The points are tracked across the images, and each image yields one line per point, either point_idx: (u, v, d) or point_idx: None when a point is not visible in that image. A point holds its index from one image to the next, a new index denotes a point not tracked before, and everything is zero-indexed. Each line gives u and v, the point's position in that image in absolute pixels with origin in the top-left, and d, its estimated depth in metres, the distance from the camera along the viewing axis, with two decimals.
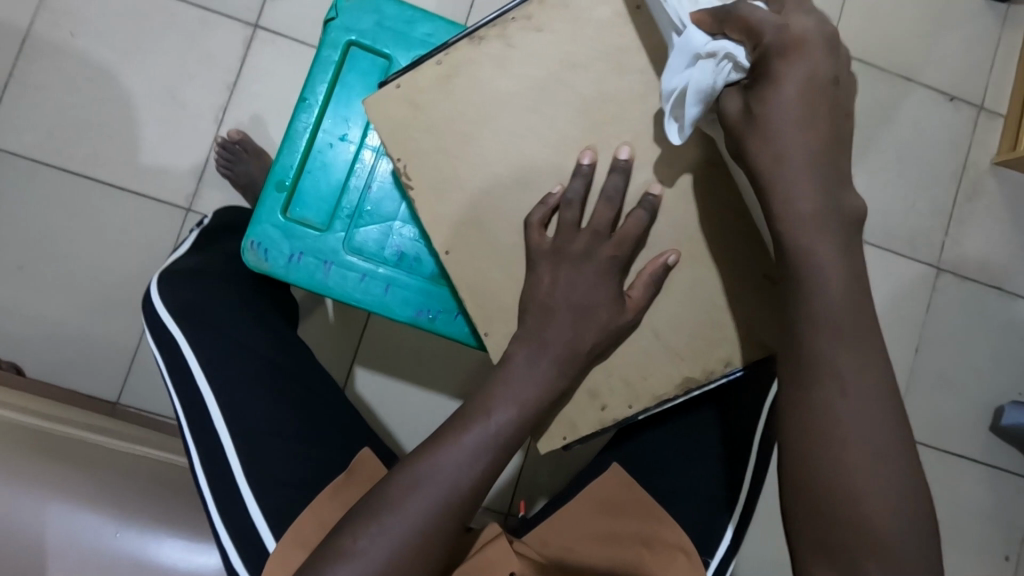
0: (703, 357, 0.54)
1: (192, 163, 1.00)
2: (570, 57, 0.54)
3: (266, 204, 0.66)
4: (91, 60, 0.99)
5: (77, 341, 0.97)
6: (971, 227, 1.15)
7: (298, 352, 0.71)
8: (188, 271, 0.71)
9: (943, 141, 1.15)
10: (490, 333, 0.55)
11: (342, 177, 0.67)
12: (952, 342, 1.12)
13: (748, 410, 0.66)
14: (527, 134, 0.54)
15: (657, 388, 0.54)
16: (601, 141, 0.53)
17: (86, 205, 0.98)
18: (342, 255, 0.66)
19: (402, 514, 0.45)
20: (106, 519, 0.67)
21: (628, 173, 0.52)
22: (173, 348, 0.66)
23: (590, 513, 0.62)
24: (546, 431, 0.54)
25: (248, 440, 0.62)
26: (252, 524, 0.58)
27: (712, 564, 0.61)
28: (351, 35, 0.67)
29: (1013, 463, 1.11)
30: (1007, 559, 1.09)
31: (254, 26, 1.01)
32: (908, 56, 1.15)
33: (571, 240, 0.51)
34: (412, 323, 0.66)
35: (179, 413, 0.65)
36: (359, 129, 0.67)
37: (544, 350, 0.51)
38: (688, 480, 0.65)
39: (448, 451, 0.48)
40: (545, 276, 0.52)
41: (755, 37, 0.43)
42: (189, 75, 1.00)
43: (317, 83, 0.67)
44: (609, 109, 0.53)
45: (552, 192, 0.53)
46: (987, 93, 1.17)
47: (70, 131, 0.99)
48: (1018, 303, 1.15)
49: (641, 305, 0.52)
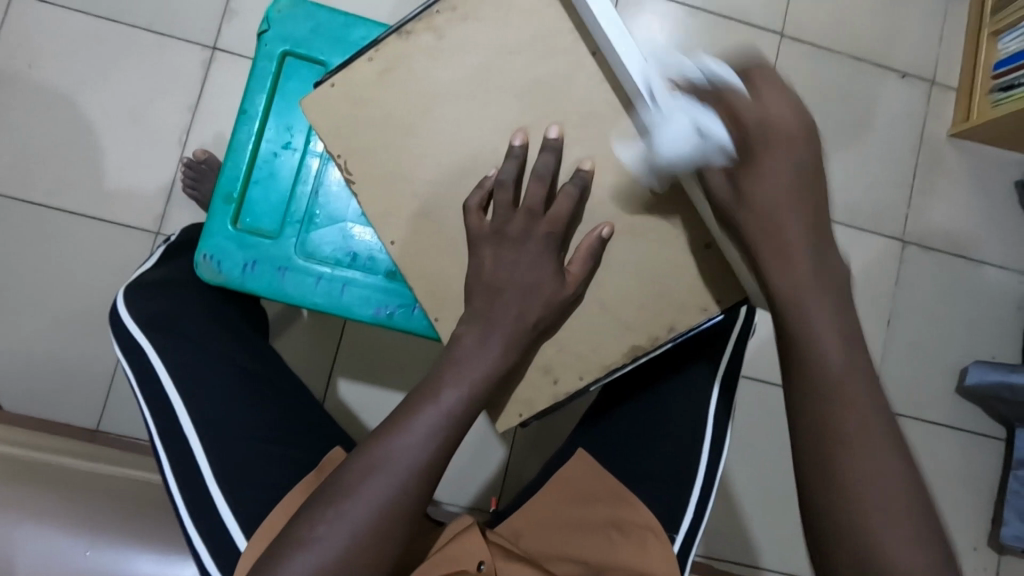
0: (649, 325, 0.55)
1: (158, 184, 1.01)
2: (499, 46, 0.55)
3: (216, 216, 0.67)
4: (53, 92, 1.01)
5: (54, 370, 0.97)
6: (931, 197, 1.17)
7: (264, 360, 0.72)
8: (158, 284, 0.71)
9: (899, 116, 1.18)
10: (440, 318, 0.56)
11: (290, 185, 0.68)
12: (922, 311, 1.14)
13: (691, 378, 0.69)
14: (463, 124, 0.55)
15: (607, 358, 0.55)
16: (532, 124, 0.54)
17: (54, 234, 0.99)
18: (295, 261, 0.67)
19: (358, 499, 0.45)
20: (79, 538, 0.67)
21: (559, 151, 0.53)
22: (143, 361, 0.65)
23: (571, 500, 0.63)
24: (502, 412, 0.55)
25: (217, 448, 0.61)
26: (224, 529, 0.58)
27: (678, 538, 0.61)
28: (286, 44, 0.68)
29: (988, 427, 1.13)
30: (993, 522, 1.10)
31: (212, 47, 1.03)
32: (857, 37, 1.18)
33: (507, 222, 0.52)
34: (371, 321, 0.67)
35: (149, 424, 0.64)
36: (303, 135, 0.69)
37: (491, 330, 0.51)
38: (652, 458, 0.66)
39: (400, 434, 0.47)
40: (486, 258, 0.52)
41: (747, 143, 0.47)
42: (148, 99, 1.01)
43: (256, 95, 0.68)
44: (539, 92, 0.54)
45: (488, 176, 0.54)
46: (939, 67, 1.20)
47: (32, 162, 1.00)
48: (983, 268, 1.17)
49: (582, 278, 0.53)
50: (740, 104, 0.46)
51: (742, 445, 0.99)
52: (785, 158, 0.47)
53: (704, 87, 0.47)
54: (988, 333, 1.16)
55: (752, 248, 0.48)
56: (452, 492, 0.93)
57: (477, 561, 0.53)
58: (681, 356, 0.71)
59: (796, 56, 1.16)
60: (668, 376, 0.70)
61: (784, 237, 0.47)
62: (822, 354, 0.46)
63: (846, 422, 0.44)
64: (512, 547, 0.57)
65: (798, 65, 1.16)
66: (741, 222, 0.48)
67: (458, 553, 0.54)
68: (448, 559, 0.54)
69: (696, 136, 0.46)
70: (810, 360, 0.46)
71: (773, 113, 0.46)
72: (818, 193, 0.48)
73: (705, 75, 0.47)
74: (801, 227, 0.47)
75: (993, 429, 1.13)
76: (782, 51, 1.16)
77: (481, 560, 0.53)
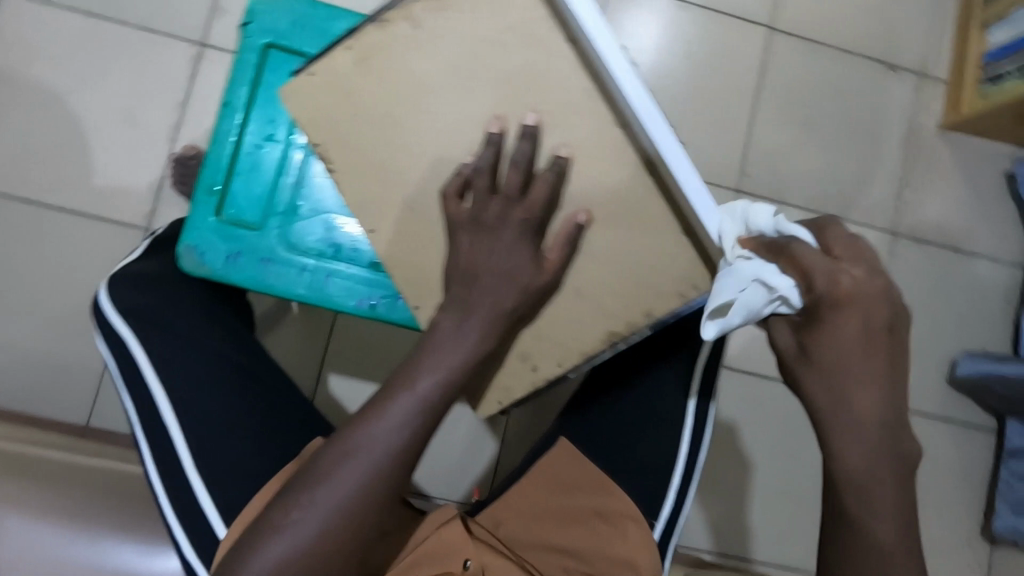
0: (625, 311, 0.55)
1: (146, 180, 1.01)
2: (477, 35, 0.53)
3: (199, 208, 0.67)
4: (41, 89, 1.00)
5: (43, 366, 0.97)
6: (920, 189, 1.18)
7: (248, 350, 0.72)
8: (141, 275, 0.72)
9: (890, 109, 1.18)
10: (420, 306, 0.58)
11: (273, 176, 0.68)
12: (913, 303, 1.15)
13: (676, 368, 0.68)
14: (441, 112, 0.55)
15: (583, 345, 0.56)
16: (510, 112, 0.54)
17: (43, 230, 0.99)
18: (278, 252, 0.67)
19: (334, 484, 0.45)
20: (60, 527, 0.67)
21: (536, 139, 0.52)
22: (125, 351, 0.65)
23: (548, 490, 0.63)
24: (483, 398, 0.59)
25: (197, 437, 0.61)
26: (204, 516, 0.58)
27: (658, 525, 0.62)
28: (268, 36, 0.68)
29: (979, 418, 1.13)
30: (985, 513, 1.11)
31: (201, 44, 1.03)
32: (846, 31, 1.18)
33: (484, 208, 0.52)
34: (354, 312, 0.68)
35: (131, 413, 0.64)
36: (286, 127, 0.69)
37: (468, 316, 0.51)
38: (635, 447, 0.65)
39: (376, 420, 0.47)
40: (463, 244, 0.53)
41: (813, 297, 0.45)
42: (136, 96, 1.01)
43: (238, 86, 0.68)
44: (518, 79, 0.53)
45: (466, 163, 0.54)
46: (929, 60, 1.20)
47: (20, 159, 0.99)
48: (974, 260, 1.17)
49: (559, 264, 0.53)
50: (812, 264, 0.45)
51: (734, 438, 0.99)
52: (858, 323, 0.44)
53: (773, 239, 0.48)
54: (978, 324, 1.16)
55: (816, 413, 0.46)
56: (445, 488, 0.94)
57: (463, 561, 0.54)
58: (667, 344, 0.69)
59: (786, 50, 1.17)
60: (651, 363, 0.69)
61: (849, 408, 0.45)
62: (871, 527, 0.45)
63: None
64: (496, 543, 0.58)
65: (788, 59, 1.17)
66: (804, 379, 0.46)
67: (443, 548, 0.56)
68: (434, 555, 0.55)
69: (766, 290, 0.46)
70: (842, 472, 0.46)
71: (847, 280, 0.44)
72: (896, 350, 0.45)
73: (778, 234, 0.48)
74: (871, 403, 0.45)
75: (984, 420, 1.13)
76: (773, 45, 1.16)
77: (467, 559, 0.55)
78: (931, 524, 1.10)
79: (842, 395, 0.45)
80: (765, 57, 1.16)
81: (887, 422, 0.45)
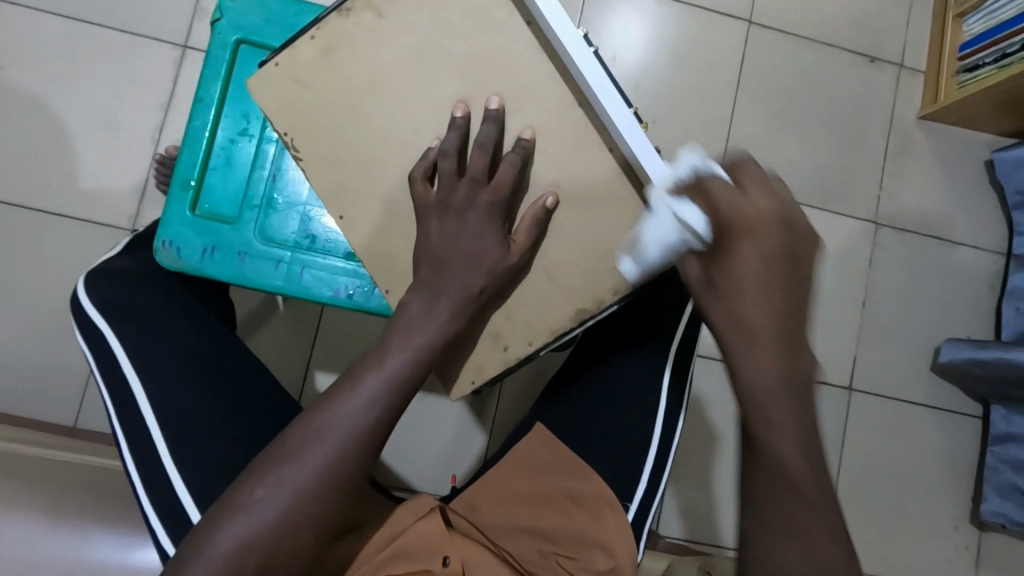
0: (592, 288, 0.56)
1: (130, 182, 1.01)
2: (439, 20, 0.55)
3: (174, 203, 0.67)
4: (24, 93, 1.01)
5: (29, 368, 0.97)
6: (901, 178, 1.19)
7: (226, 344, 0.72)
8: (120, 271, 0.72)
9: (870, 100, 1.19)
10: (390, 290, 0.58)
11: (247, 171, 0.69)
12: (896, 291, 1.15)
13: (650, 350, 0.70)
14: (406, 99, 0.56)
15: (552, 322, 0.56)
16: (473, 94, 0.55)
17: (27, 233, 0.99)
18: (254, 245, 0.67)
19: (299, 464, 0.46)
20: (34, 522, 0.66)
21: (501, 122, 0.54)
22: (102, 344, 0.66)
23: (525, 473, 0.64)
24: (455, 380, 0.57)
25: (171, 425, 0.61)
26: (177, 502, 0.58)
27: (632, 506, 0.62)
28: (239, 33, 0.69)
29: (964, 405, 1.13)
30: (973, 500, 1.11)
31: (183, 46, 1.04)
32: (824, 24, 1.19)
33: (450, 191, 0.53)
34: (330, 303, 0.68)
35: (108, 405, 0.64)
36: (259, 122, 0.69)
37: (435, 299, 0.52)
38: (610, 428, 0.66)
39: (344, 401, 0.48)
40: (432, 226, 0.54)
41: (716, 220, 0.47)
42: (119, 98, 1.02)
43: (211, 83, 0.69)
44: (477, 66, 0.55)
45: (431, 148, 0.55)
46: (906, 51, 1.21)
47: (3, 163, 1.00)
48: (955, 247, 1.18)
49: (527, 246, 0.54)
50: (718, 193, 0.46)
51: (719, 428, 1.00)
52: (757, 246, 0.45)
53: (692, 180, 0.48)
54: (961, 312, 1.17)
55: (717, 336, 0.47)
56: (438, 484, 0.94)
57: (441, 558, 0.54)
58: (643, 329, 0.71)
59: (765, 44, 1.18)
60: (627, 347, 0.71)
61: (745, 324, 0.45)
62: (780, 453, 0.42)
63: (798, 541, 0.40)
64: (479, 537, 0.58)
65: (767, 52, 1.18)
66: (708, 307, 0.47)
67: (419, 541, 0.55)
68: (412, 547, 0.54)
69: (677, 223, 0.49)
70: (744, 392, 0.44)
71: (752, 206, 0.46)
72: (798, 277, 0.46)
73: (693, 170, 0.48)
74: (772, 339, 0.44)
75: (970, 407, 1.14)
76: (752, 38, 1.17)
77: (446, 556, 0.54)
78: (918, 512, 1.10)
79: (736, 307, 0.45)
80: (744, 51, 1.17)
81: (790, 347, 0.44)
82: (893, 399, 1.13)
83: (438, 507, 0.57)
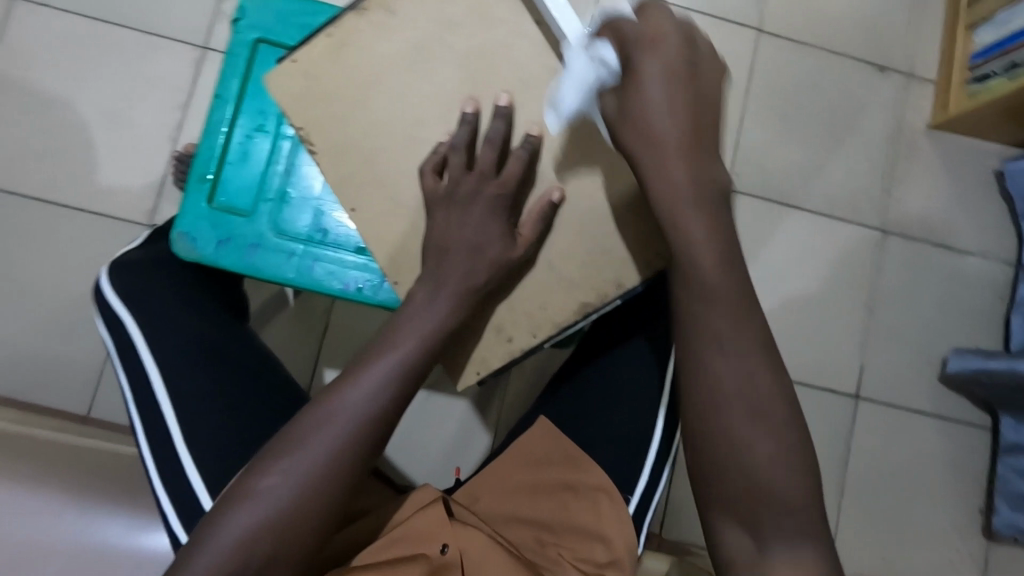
0: (594, 282, 0.58)
1: (148, 178, 1.04)
2: (445, 19, 0.59)
3: (191, 196, 0.69)
4: (48, 91, 1.04)
5: (46, 359, 0.99)
6: (909, 187, 1.19)
7: (239, 332, 0.74)
8: (140, 260, 0.74)
9: (878, 108, 1.20)
10: (398, 281, 0.59)
11: (263, 166, 0.71)
12: (903, 298, 1.15)
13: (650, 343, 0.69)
14: (416, 94, 0.59)
15: (556, 315, 0.57)
16: (483, 92, 0.58)
17: (47, 227, 1.02)
18: (267, 238, 0.69)
19: (308, 449, 0.47)
20: (50, 502, 0.68)
21: (510, 117, 0.55)
22: (121, 330, 0.68)
23: (525, 465, 0.65)
24: (461, 371, 0.58)
25: (186, 413, 0.63)
26: (189, 489, 0.60)
27: (633, 499, 0.63)
28: (257, 32, 0.71)
29: (972, 414, 1.13)
30: (980, 511, 1.10)
31: (203, 47, 1.06)
32: (834, 33, 1.20)
33: (459, 184, 0.55)
34: (340, 295, 0.69)
35: (126, 389, 0.66)
36: (275, 118, 0.71)
37: (440, 290, 0.53)
38: (611, 423, 0.67)
39: (352, 387, 0.49)
40: (439, 219, 0.56)
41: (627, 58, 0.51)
42: (140, 97, 1.05)
43: (230, 79, 0.71)
44: (487, 65, 0.58)
45: (441, 143, 0.57)
46: (916, 60, 1.22)
47: (27, 159, 1.03)
48: (964, 256, 1.18)
49: (533, 240, 0.56)
50: (627, 29, 0.51)
51: None
52: (662, 68, 0.50)
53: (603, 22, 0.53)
54: (970, 321, 1.16)
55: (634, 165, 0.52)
56: (442, 480, 0.95)
57: (440, 544, 0.55)
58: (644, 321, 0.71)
59: (774, 51, 1.19)
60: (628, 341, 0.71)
61: (655, 146, 0.50)
62: (694, 263, 0.49)
63: (720, 346, 0.48)
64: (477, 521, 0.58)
65: (776, 59, 1.19)
66: (623, 137, 0.52)
67: (420, 528, 0.56)
68: (413, 533, 0.56)
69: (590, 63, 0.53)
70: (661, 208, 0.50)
71: (654, 29, 0.50)
72: (699, 97, 0.51)
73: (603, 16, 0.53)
74: (705, 205, 0.50)
75: (978, 417, 1.13)
76: (761, 46, 1.18)
77: (446, 543, 0.55)
78: (924, 521, 1.10)
79: (644, 124, 0.50)
80: (753, 57, 1.18)
81: (696, 165, 0.50)
82: (899, 407, 1.12)
83: (442, 498, 0.58)
